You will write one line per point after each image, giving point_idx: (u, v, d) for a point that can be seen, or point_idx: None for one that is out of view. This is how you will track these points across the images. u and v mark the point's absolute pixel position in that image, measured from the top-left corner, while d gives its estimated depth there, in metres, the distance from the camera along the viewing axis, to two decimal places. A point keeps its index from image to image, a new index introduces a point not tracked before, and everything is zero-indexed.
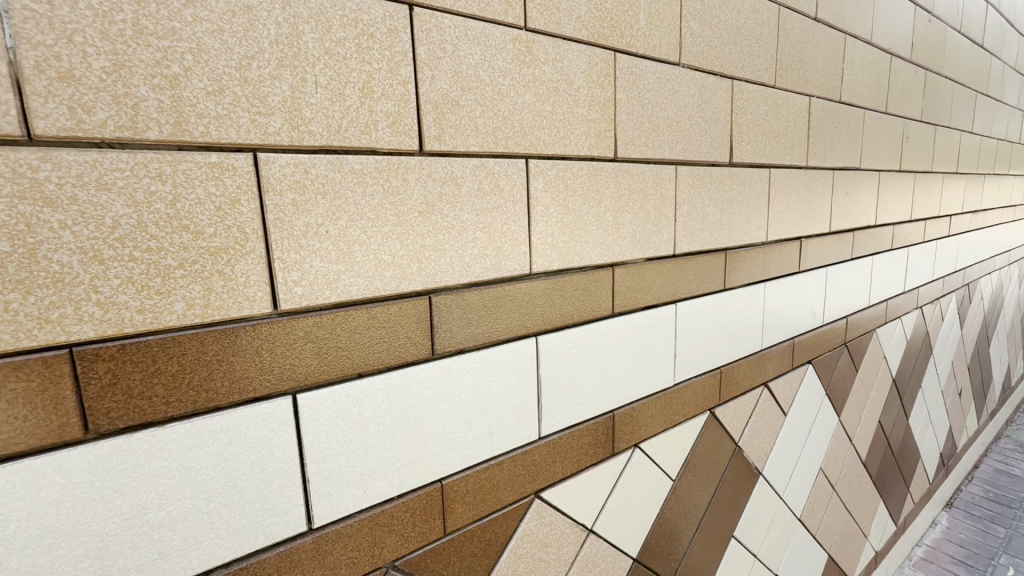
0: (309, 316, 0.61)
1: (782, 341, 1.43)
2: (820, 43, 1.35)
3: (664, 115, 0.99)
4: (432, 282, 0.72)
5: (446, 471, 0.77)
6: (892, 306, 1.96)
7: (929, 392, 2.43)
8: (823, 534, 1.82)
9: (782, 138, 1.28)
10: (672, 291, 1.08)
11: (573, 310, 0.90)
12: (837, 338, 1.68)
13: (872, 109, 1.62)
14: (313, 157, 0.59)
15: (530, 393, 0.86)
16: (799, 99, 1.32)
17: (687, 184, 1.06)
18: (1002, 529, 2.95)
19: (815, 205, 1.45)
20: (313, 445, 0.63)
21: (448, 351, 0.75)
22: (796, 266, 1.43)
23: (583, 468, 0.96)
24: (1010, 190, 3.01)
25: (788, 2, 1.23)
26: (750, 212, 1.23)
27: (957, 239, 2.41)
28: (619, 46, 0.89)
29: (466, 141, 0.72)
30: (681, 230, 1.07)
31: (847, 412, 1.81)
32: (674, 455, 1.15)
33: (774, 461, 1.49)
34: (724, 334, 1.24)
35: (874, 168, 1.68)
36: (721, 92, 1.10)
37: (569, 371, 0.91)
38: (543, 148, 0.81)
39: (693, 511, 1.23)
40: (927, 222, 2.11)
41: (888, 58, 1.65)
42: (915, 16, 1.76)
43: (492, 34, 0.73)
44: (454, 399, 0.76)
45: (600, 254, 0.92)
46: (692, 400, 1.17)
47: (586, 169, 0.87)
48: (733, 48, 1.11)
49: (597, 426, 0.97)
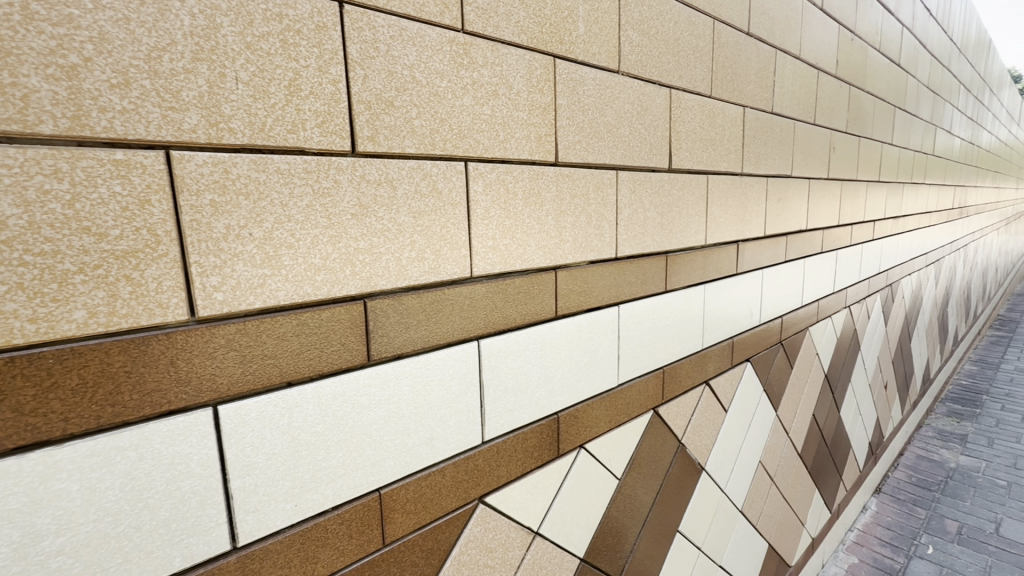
0: (231, 323, 0.58)
1: (722, 341, 1.49)
2: (753, 56, 1.43)
3: (605, 121, 1.01)
4: (367, 285, 0.70)
5: (384, 480, 0.75)
6: (823, 305, 2.09)
7: (858, 386, 2.60)
8: (763, 524, 1.90)
9: (718, 146, 1.34)
10: (615, 293, 1.10)
11: (516, 313, 0.90)
12: (773, 336, 1.77)
13: (802, 121, 1.72)
14: (233, 156, 0.56)
15: (473, 397, 0.85)
16: (734, 110, 1.38)
17: (628, 189, 1.09)
18: (924, 511, 3.19)
19: (750, 210, 1.52)
20: (237, 459, 0.60)
21: (385, 357, 0.73)
22: (733, 268, 1.49)
23: (528, 471, 0.96)
24: (926, 197, 3.27)
25: (722, 16, 1.29)
26: (689, 217, 1.28)
27: (880, 243, 2.60)
28: (559, 52, 0.90)
29: (402, 143, 0.71)
30: (623, 233, 1.10)
31: (784, 406, 1.90)
32: (619, 454, 1.18)
33: (715, 456, 1.54)
34: (666, 335, 1.28)
35: (805, 175, 1.79)
36: (660, 100, 1.14)
37: (512, 374, 0.91)
38: (483, 151, 0.81)
39: (638, 509, 1.26)
40: (853, 226, 2.26)
41: (815, 72, 1.76)
42: (839, 35, 1.88)
43: (428, 35, 0.72)
44: (392, 406, 0.75)
45: (542, 257, 0.93)
46: (636, 400, 1.20)
47: (527, 173, 0.88)
48: (670, 58, 1.15)
49: (541, 429, 0.97)
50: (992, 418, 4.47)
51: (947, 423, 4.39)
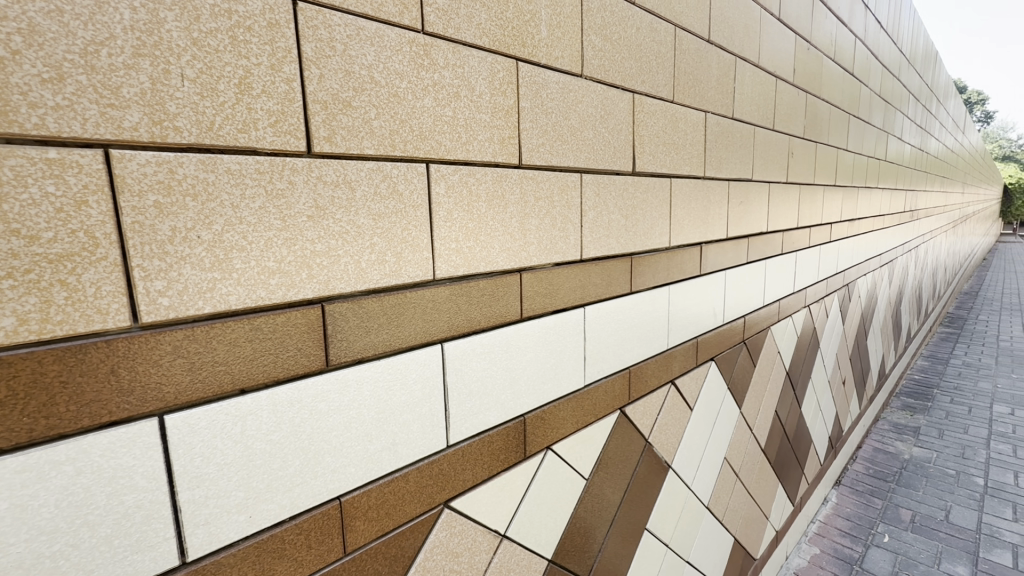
0: (178, 329, 0.56)
1: (687, 341, 1.53)
2: (713, 62, 1.46)
3: (568, 124, 1.02)
4: (324, 289, 0.68)
5: (345, 487, 0.73)
6: (784, 305, 2.15)
7: (818, 382, 2.69)
8: (728, 519, 1.95)
9: (681, 150, 1.37)
10: (580, 295, 1.11)
11: (480, 316, 0.89)
12: (736, 336, 1.81)
13: (761, 126, 1.78)
14: (179, 156, 0.54)
15: (437, 401, 0.84)
16: (696, 115, 1.42)
17: (592, 192, 1.10)
18: (880, 501, 3.32)
19: (713, 213, 1.56)
20: (185, 470, 0.57)
21: (344, 362, 0.72)
22: (696, 270, 1.52)
23: (494, 474, 0.95)
24: (879, 201, 3.42)
25: (683, 23, 1.32)
26: (653, 219, 1.30)
27: (837, 244, 2.70)
28: (522, 55, 0.90)
29: (360, 143, 0.70)
30: (588, 235, 1.11)
31: (747, 403, 1.96)
32: (586, 455, 1.18)
33: (682, 454, 1.57)
34: (632, 336, 1.29)
35: (764, 179, 1.85)
36: (623, 104, 1.15)
37: (476, 377, 0.91)
38: (445, 153, 0.80)
39: (606, 509, 1.27)
40: (811, 228, 2.34)
41: (773, 79, 1.82)
42: (795, 44, 1.96)
43: (387, 35, 0.71)
44: (352, 411, 0.73)
45: (506, 259, 0.93)
46: (603, 400, 1.21)
47: (490, 175, 0.88)
48: (633, 63, 1.17)
49: (508, 431, 0.97)
50: (942, 411, 4.71)
51: (901, 417, 4.60)
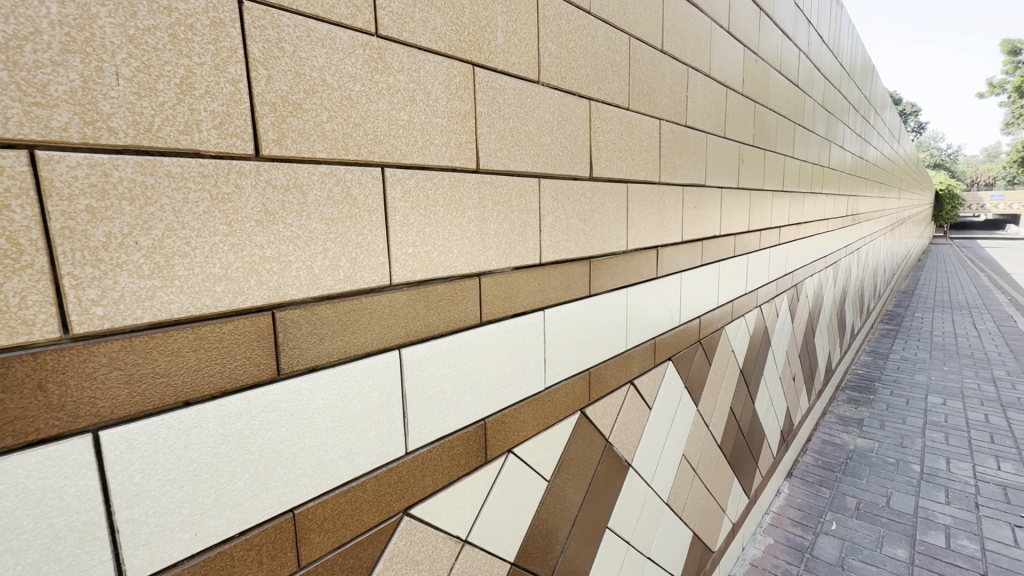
0: (114, 339, 0.53)
1: (645, 342, 1.57)
2: (667, 71, 1.51)
3: (526, 130, 1.03)
4: (275, 295, 0.67)
5: (299, 498, 0.71)
6: (736, 305, 2.24)
7: (770, 378, 2.81)
8: (687, 514, 2.00)
9: (637, 157, 1.41)
10: (540, 298, 1.12)
11: (438, 321, 0.89)
12: (692, 336, 1.87)
13: (713, 134, 1.85)
14: (114, 157, 0.52)
15: (395, 407, 0.83)
16: (651, 122, 1.46)
17: (550, 197, 1.12)
18: (828, 490, 3.50)
19: (668, 217, 1.61)
20: (123, 488, 0.54)
21: (297, 370, 0.70)
22: (653, 272, 1.57)
23: (454, 479, 0.95)
24: (824, 205, 3.61)
25: (637, 33, 1.36)
26: (610, 223, 1.33)
27: (785, 247, 2.83)
28: (478, 60, 0.91)
29: (312, 147, 0.68)
30: (547, 240, 1.12)
31: (703, 401, 2.02)
32: (547, 456, 1.19)
33: (641, 452, 1.61)
34: (591, 338, 1.32)
35: (717, 184, 1.92)
36: (580, 111, 1.18)
37: (435, 382, 0.90)
38: (400, 157, 0.80)
39: (567, 510, 1.28)
40: (761, 232, 2.45)
41: (724, 89, 1.90)
42: (744, 56, 2.05)
43: (339, 37, 0.70)
44: (306, 421, 0.71)
45: (464, 263, 0.93)
46: (563, 401, 1.23)
47: (448, 180, 0.88)
48: (589, 71, 1.19)
49: (468, 436, 0.97)
50: (883, 403, 5.01)
51: (847, 409, 4.86)
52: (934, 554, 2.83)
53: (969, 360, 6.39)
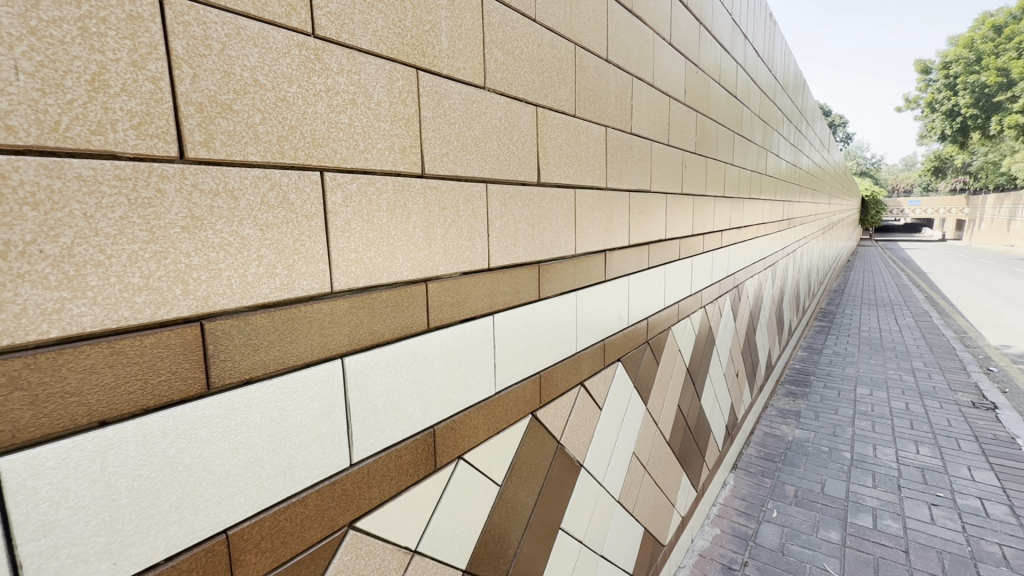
0: (16, 357, 0.49)
1: (594, 344, 1.60)
2: (612, 80, 1.56)
3: (472, 135, 1.03)
4: (203, 305, 0.63)
5: (233, 518, 0.67)
6: (682, 306, 2.33)
7: (715, 376, 2.93)
8: (638, 510, 2.05)
9: (584, 163, 1.44)
10: (489, 303, 1.12)
11: (383, 328, 0.87)
12: (640, 337, 1.93)
13: (657, 141, 1.92)
14: (13, 159, 0.48)
15: (338, 417, 0.81)
16: (597, 129, 1.50)
17: (498, 202, 1.12)
18: (770, 480, 3.69)
19: (615, 221, 1.65)
20: (27, 520, 0.49)
21: (230, 384, 0.66)
22: (601, 275, 1.60)
23: (403, 489, 0.93)
24: (761, 209, 3.81)
25: (582, 41, 1.39)
26: (558, 228, 1.35)
27: (727, 250, 2.97)
28: (421, 64, 0.90)
29: (243, 149, 0.65)
30: (495, 244, 1.13)
31: (652, 400, 2.08)
32: (498, 460, 1.19)
33: (593, 453, 1.64)
34: (541, 342, 1.33)
35: (662, 190, 1.99)
36: (527, 117, 1.19)
37: (381, 391, 0.88)
38: (341, 161, 0.78)
39: (520, 512, 1.29)
40: (704, 235, 2.56)
41: (667, 98, 1.97)
42: (685, 67, 2.14)
43: (272, 37, 0.67)
44: (240, 436, 0.68)
45: (410, 269, 0.92)
46: (514, 405, 1.23)
47: (392, 184, 0.87)
48: (535, 78, 1.21)
49: (416, 444, 0.95)
50: (818, 395, 5.34)
51: (786, 402, 5.15)
52: (863, 534, 3.04)
53: (891, 353, 6.93)
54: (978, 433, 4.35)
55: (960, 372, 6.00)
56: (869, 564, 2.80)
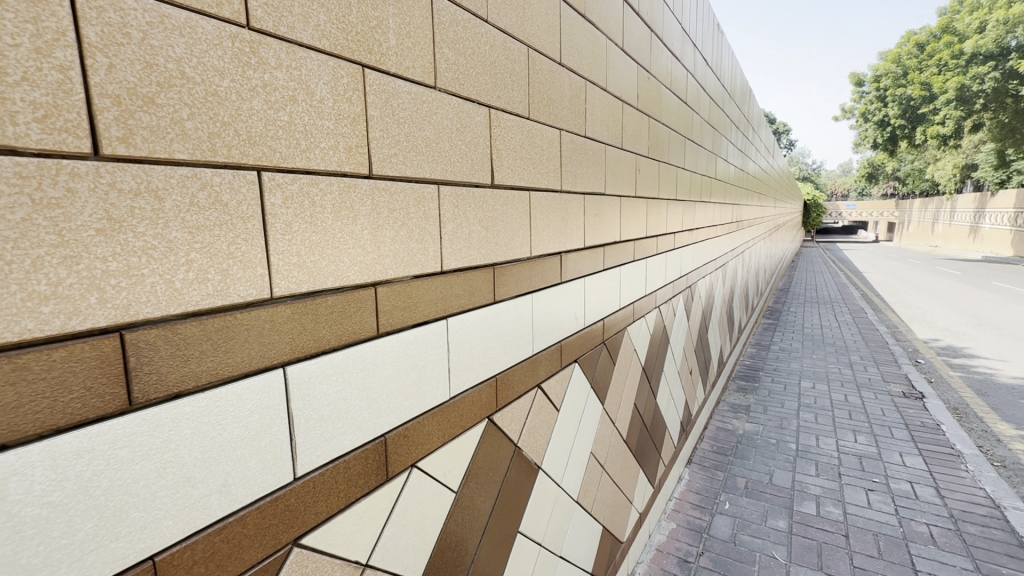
0: None
1: (551, 346, 1.60)
2: (565, 82, 1.57)
3: (422, 135, 1.01)
4: (123, 314, 0.58)
5: (160, 543, 0.62)
6: (637, 307, 2.37)
7: (670, 374, 3.02)
8: (596, 509, 2.08)
9: (538, 165, 1.44)
10: (442, 306, 1.10)
11: (329, 334, 0.84)
12: (596, 338, 1.95)
13: (611, 144, 1.95)
14: None
15: (281, 429, 0.77)
16: (551, 132, 1.50)
17: (450, 204, 1.10)
18: (722, 473, 3.83)
19: (570, 224, 1.66)
20: None
21: (156, 398, 0.61)
22: (557, 277, 1.61)
23: (352, 501, 0.90)
24: (712, 212, 3.95)
25: (535, 44, 1.39)
26: (513, 231, 1.35)
27: (679, 251, 3.06)
28: (368, 61, 0.87)
29: (168, 146, 0.61)
30: (447, 247, 1.11)
31: (609, 399, 2.11)
32: (454, 466, 1.17)
33: (550, 454, 1.64)
34: (497, 345, 1.32)
35: (616, 193, 2.03)
36: (479, 118, 1.18)
37: (327, 400, 0.85)
38: (280, 160, 0.74)
39: (476, 518, 1.27)
40: (657, 237, 2.62)
41: (620, 103, 2.01)
42: (637, 73, 2.18)
43: (202, 26, 0.63)
44: (168, 454, 0.63)
45: (357, 273, 0.89)
46: (469, 410, 1.21)
47: (337, 185, 0.83)
48: (488, 79, 1.20)
49: (366, 454, 0.92)
50: (766, 389, 5.60)
51: (737, 398, 5.36)
52: (808, 521, 3.20)
53: (831, 347, 7.36)
54: (909, 420, 4.68)
55: (892, 364, 6.45)
56: (813, 549, 2.95)
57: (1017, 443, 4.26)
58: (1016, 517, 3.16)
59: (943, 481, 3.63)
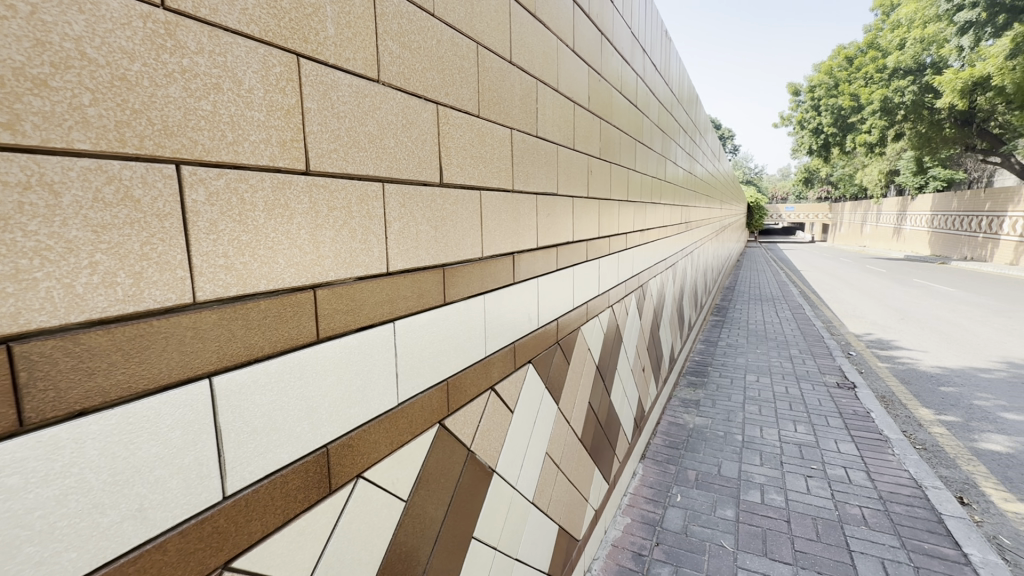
0: None
1: (504, 347, 1.58)
2: (515, 81, 1.55)
3: (365, 130, 0.97)
4: (12, 323, 0.51)
5: None
6: (590, 306, 2.40)
7: (623, 372, 3.07)
8: (552, 509, 2.08)
9: (489, 164, 1.42)
10: (388, 309, 1.06)
11: (262, 341, 0.78)
12: (550, 338, 1.95)
13: (563, 145, 1.96)
14: None
15: (207, 446, 0.71)
16: (502, 131, 1.49)
17: (396, 202, 1.07)
18: (674, 466, 3.94)
19: (522, 224, 1.65)
20: None
21: (55, 417, 0.55)
22: (510, 278, 1.59)
23: (290, 518, 0.84)
24: (662, 213, 4.07)
25: (485, 41, 1.37)
26: (464, 231, 1.32)
27: (631, 251, 3.12)
28: (303, 51, 0.82)
29: (67, 135, 0.55)
30: (393, 247, 1.07)
31: (564, 399, 2.12)
32: (403, 474, 1.13)
33: (505, 456, 1.62)
34: (448, 347, 1.29)
35: (568, 193, 2.04)
36: (427, 115, 1.15)
37: (261, 412, 0.79)
38: (203, 153, 0.68)
39: (428, 527, 1.23)
40: (609, 238, 2.66)
41: (571, 104, 2.02)
42: (589, 75, 2.21)
43: (106, 3, 0.57)
44: (71, 479, 0.56)
45: (294, 275, 0.84)
46: (418, 416, 1.18)
47: (269, 181, 0.78)
48: (435, 74, 1.17)
49: (306, 467, 0.87)
50: (714, 384, 5.82)
51: (687, 393, 5.55)
52: (753, 509, 3.34)
53: (773, 342, 7.76)
54: (842, 409, 4.99)
55: (827, 357, 6.87)
56: (758, 536, 3.08)
57: (936, 427, 4.64)
58: (935, 495, 3.43)
59: (873, 465, 3.89)
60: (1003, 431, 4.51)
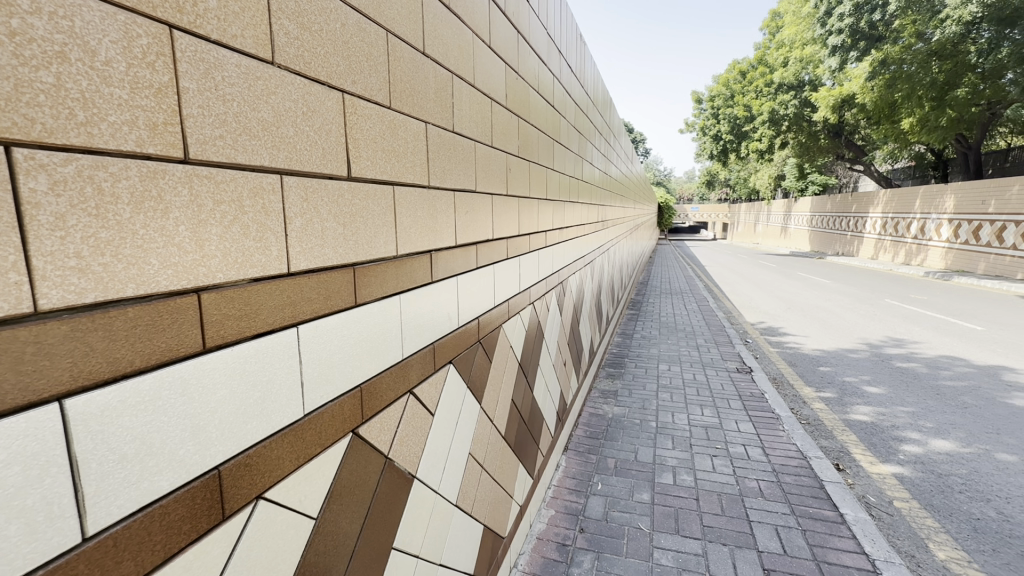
0: None
1: (423, 348, 1.53)
2: (429, 73, 1.50)
3: (257, 117, 0.88)
4: None
5: None
6: (511, 304, 2.40)
7: (545, 367, 3.12)
8: (477, 508, 2.06)
9: (403, 159, 1.36)
10: (290, 313, 0.97)
11: (130, 354, 0.68)
12: (471, 337, 1.92)
13: (481, 141, 1.93)
14: None
15: (59, 481, 0.60)
16: (416, 125, 1.43)
17: (297, 196, 0.98)
18: (595, 456, 4.09)
19: (439, 221, 1.60)
20: None
21: None
22: (428, 277, 1.54)
23: (175, 553, 0.74)
24: (579, 210, 4.18)
25: (395, 29, 1.31)
26: (375, 228, 1.25)
27: (550, 249, 3.18)
28: (177, 22, 0.72)
29: None
30: (294, 245, 0.98)
31: (486, 398, 2.10)
32: (313, 489, 1.05)
33: (426, 460, 1.57)
34: (361, 351, 1.21)
35: (487, 190, 2.02)
36: (331, 104, 1.07)
37: (132, 436, 0.68)
38: (43, 134, 0.57)
39: (343, 542, 1.16)
40: (529, 235, 2.69)
41: (488, 100, 2.00)
42: (506, 72, 2.20)
43: None
44: None
45: (171, 277, 0.73)
46: (328, 427, 1.10)
47: (137, 170, 0.68)
48: (339, 60, 1.09)
49: (194, 494, 0.77)
50: (631, 374, 6.13)
51: (606, 384, 5.79)
52: (666, 491, 3.56)
53: (682, 333, 8.33)
54: (741, 392, 5.47)
55: (728, 344, 7.50)
56: (671, 515, 3.28)
57: (817, 403, 5.23)
58: (818, 464, 3.86)
59: (767, 441, 4.30)
60: (869, 403, 5.20)
